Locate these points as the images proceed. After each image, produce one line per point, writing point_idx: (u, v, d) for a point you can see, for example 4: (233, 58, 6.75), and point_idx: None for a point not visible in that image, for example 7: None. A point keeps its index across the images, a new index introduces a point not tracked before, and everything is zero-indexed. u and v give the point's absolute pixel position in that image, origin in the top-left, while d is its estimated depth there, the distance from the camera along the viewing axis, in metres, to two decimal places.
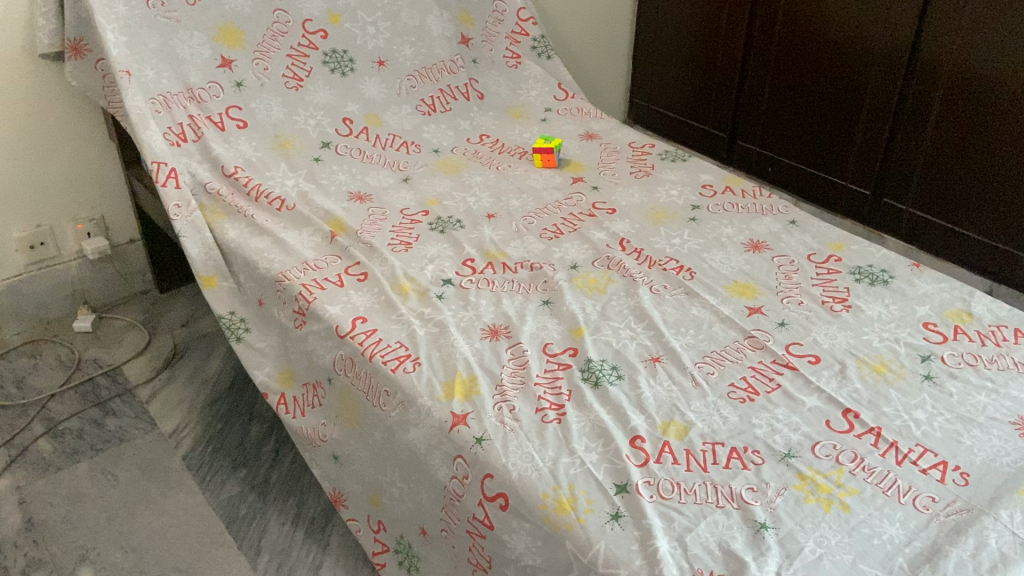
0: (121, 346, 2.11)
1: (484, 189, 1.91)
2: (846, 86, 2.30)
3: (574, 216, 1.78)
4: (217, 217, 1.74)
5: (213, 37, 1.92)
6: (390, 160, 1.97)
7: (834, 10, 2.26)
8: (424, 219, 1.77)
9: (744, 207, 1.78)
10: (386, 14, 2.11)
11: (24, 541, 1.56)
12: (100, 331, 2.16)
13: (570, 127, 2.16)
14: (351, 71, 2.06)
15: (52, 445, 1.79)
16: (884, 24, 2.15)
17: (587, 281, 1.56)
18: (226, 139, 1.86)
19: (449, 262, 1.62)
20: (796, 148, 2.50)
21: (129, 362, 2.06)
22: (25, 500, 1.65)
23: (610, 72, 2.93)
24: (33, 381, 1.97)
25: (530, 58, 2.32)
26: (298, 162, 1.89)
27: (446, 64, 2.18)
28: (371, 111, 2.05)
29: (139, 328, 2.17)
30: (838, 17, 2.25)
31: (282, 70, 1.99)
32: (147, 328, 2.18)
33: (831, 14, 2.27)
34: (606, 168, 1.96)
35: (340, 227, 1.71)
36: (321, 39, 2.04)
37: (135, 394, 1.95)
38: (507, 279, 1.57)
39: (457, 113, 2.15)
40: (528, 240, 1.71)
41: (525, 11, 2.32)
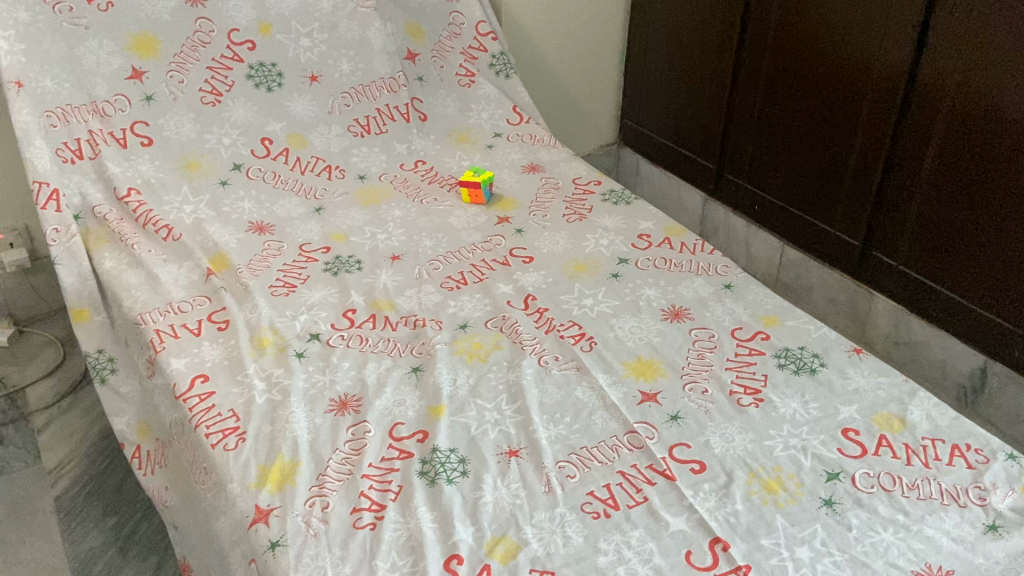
0: (33, 364, 2.02)
1: (400, 225, 1.74)
2: (834, 122, 2.04)
3: (485, 264, 1.61)
4: (99, 244, 1.62)
5: (124, 46, 1.79)
6: (307, 186, 1.83)
7: (823, 32, 1.99)
8: (322, 258, 1.62)
9: (676, 264, 1.58)
10: (322, 26, 1.96)
11: None
12: (18, 347, 2.07)
13: (515, 156, 1.97)
14: (279, 87, 1.92)
15: None
16: (874, 52, 1.88)
17: (471, 346, 1.38)
18: (127, 157, 1.74)
19: (328, 312, 1.47)
20: (782, 185, 2.25)
21: (35, 383, 1.96)
22: None
23: (596, 96, 2.73)
24: None
25: (487, 76, 2.15)
26: (202, 185, 1.76)
27: (387, 81, 2.01)
28: (295, 130, 1.91)
29: (57, 346, 2.07)
30: (828, 41, 1.99)
31: (200, 84, 1.85)
32: (65, 346, 2.08)
33: (819, 43, 2.01)
34: (540, 208, 1.77)
35: (223, 264, 1.56)
36: (247, 51, 1.90)
37: (30, 421, 1.86)
38: (382, 339, 1.40)
39: (395, 135, 1.99)
40: (425, 290, 1.54)
41: (484, 24, 2.14)
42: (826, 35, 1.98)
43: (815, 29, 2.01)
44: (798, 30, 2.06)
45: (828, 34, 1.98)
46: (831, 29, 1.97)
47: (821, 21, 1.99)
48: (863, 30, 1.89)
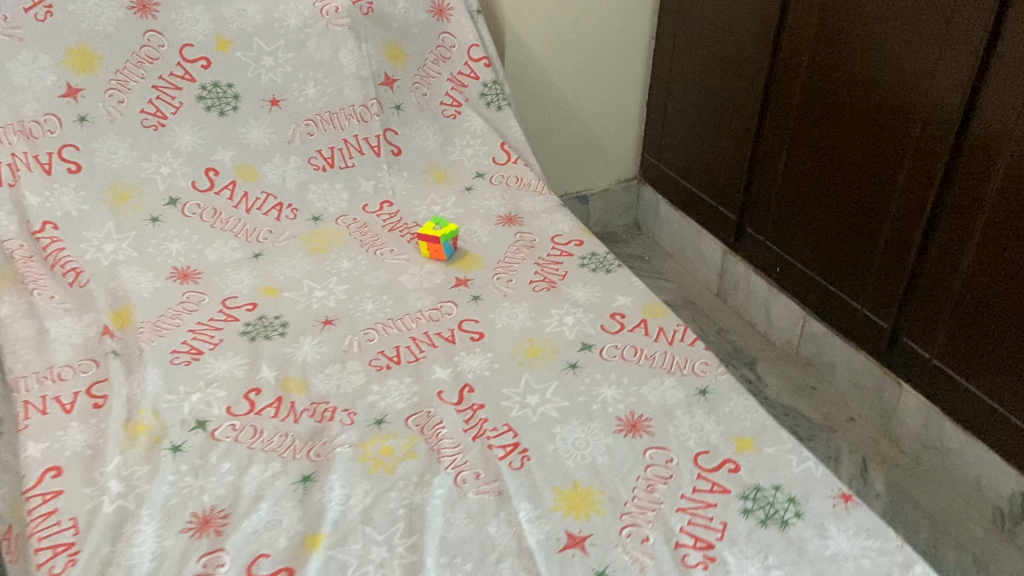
0: None
1: (343, 280, 1.53)
2: (869, 182, 1.73)
3: (425, 340, 1.38)
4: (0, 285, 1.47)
5: (60, 60, 1.63)
6: (251, 227, 1.64)
7: (862, 72, 1.69)
8: (243, 319, 1.43)
9: (648, 356, 1.33)
10: (289, 45, 1.77)
11: None
12: None
13: (494, 202, 1.74)
14: (233, 110, 1.74)
15: None
16: (919, 101, 1.57)
17: (378, 452, 1.16)
18: (49, 186, 1.58)
19: (227, 390, 1.27)
20: (808, 246, 1.95)
21: None
22: None
23: (612, 126, 2.42)
24: None
25: (477, 106, 1.91)
26: (130, 221, 1.59)
27: (356, 109, 1.80)
28: (245, 161, 1.72)
29: None
30: (866, 83, 1.68)
31: (142, 105, 1.68)
32: None
33: (857, 89, 1.70)
34: (506, 270, 1.54)
35: (125, 313, 1.40)
36: (200, 69, 1.72)
37: None
38: (280, 433, 1.19)
39: (362, 170, 1.78)
40: (349, 368, 1.33)
41: (477, 49, 1.91)
42: (865, 75, 1.68)
43: (853, 67, 1.70)
44: (834, 68, 1.75)
45: (867, 76, 1.67)
46: (871, 70, 1.66)
47: (861, 59, 1.68)
48: (905, 73, 1.58)
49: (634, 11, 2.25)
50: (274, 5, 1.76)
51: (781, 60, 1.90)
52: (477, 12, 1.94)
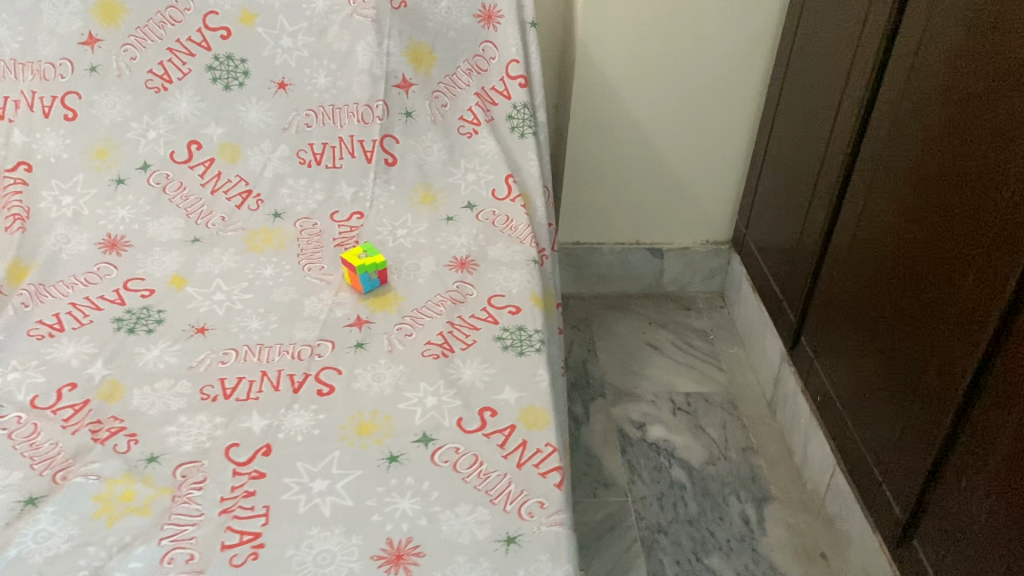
0: None
1: (252, 289, 1.42)
2: (914, 322, 1.26)
3: (271, 380, 1.23)
4: None
5: (88, 8, 1.65)
6: (206, 209, 1.58)
7: (929, 173, 1.22)
8: (129, 305, 1.37)
9: (482, 473, 1.08)
10: (311, 28, 1.67)
11: None
12: None
13: (461, 241, 1.53)
14: (238, 87, 1.68)
15: None
16: (977, 224, 1.10)
17: (116, 496, 1.04)
18: (41, 128, 1.62)
19: (49, 377, 1.21)
20: (854, 379, 1.48)
21: None
22: None
23: (700, 171, 2.07)
24: None
25: (499, 128, 1.69)
26: (98, 178, 1.60)
27: (358, 109, 1.66)
28: (230, 140, 1.65)
29: None
30: (931, 189, 1.21)
31: (152, 66, 1.67)
32: None
33: (921, 194, 1.24)
34: (412, 323, 1.33)
35: (21, 267, 1.42)
36: (219, 39, 1.68)
37: None
38: (54, 439, 1.11)
39: (347, 174, 1.64)
40: (176, 387, 1.22)
41: (517, 65, 1.69)
42: (937, 173, 1.20)
43: (923, 164, 1.24)
44: (905, 159, 1.30)
45: (935, 173, 1.20)
46: (939, 167, 1.20)
47: (931, 152, 1.22)
48: (970, 183, 1.12)
49: (740, 41, 1.86)
50: None
51: (869, 132, 1.44)
52: (531, 23, 1.71)
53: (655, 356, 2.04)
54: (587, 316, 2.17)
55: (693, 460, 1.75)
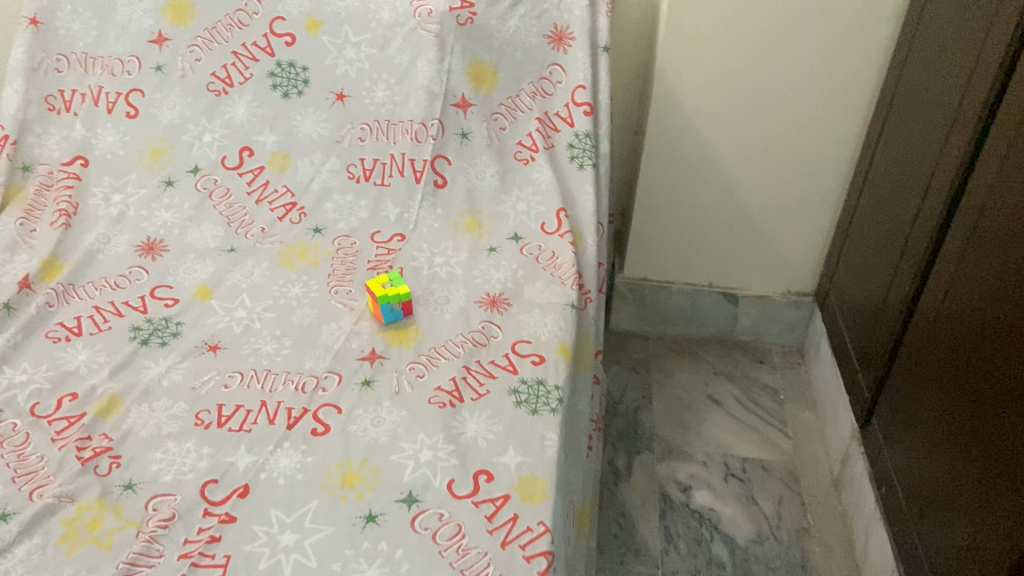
0: None
1: (274, 309, 1.37)
2: (993, 423, 1.09)
3: (268, 412, 1.17)
4: (13, 203, 1.57)
5: (160, 7, 1.66)
6: (248, 218, 1.55)
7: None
8: (150, 314, 1.35)
9: (461, 549, 0.98)
10: (374, 40, 1.61)
11: None
12: None
13: (498, 277, 1.42)
14: (297, 95, 1.63)
15: None
16: None
17: (83, 524, 1.00)
18: (105, 124, 1.64)
19: (54, 384, 1.20)
20: (922, 472, 1.31)
21: None
22: None
23: (784, 215, 1.89)
24: None
25: (558, 157, 1.58)
26: (149, 179, 1.59)
27: (412, 126, 1.58)
28: (281, 149, 1.62)
29: None
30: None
31: (216, 68, 1.65)
32: None
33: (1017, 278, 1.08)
34: (426, 364, 1.24)
35: (55, 264, 1.42)
36: (283, 45, 1.64)
37: None
38: (39, 451, 1.08)
39: (394, 194, 1.57)
40: (173, 408, 1.18)
41: (583, 91, 1.58)
42: None
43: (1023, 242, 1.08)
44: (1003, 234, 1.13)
45: None
46: None
47: None
48: None
49: (839, 77, 1.68)
50: None
51: (970, 197, 1.26)
52: (603, 48, 1.60)
53: (714, 412, 1.88)
54: (647, 359, 2.03)
55: (738, 536, 1.59)
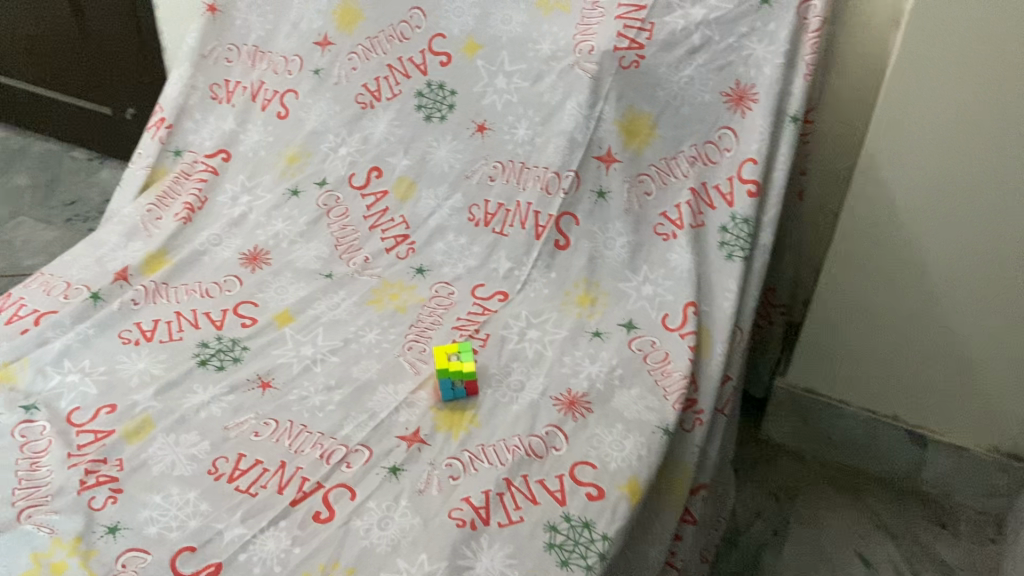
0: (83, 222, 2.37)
1: (340, 353, 1.26)
2: None
3: (281, 476, 1.06)
4: (153, 186, 1.59)
5: (330, 9, 1.59)
6: (356, 243, 1.44)
7: None
8: (223, 331, 1.28)
9: None
10: (529, 71, 1.44)
11: None
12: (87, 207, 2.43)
13: (589, 372, 1.21)
14: (438, 120, 1.50)
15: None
16: None
17: (48, 564, 0.93)
18: (255, 121, 1.61)
19: (99, 392, 1.16)
20: None
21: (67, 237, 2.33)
22: None
23: (1007, 360, 1.46)
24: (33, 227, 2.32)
25: (705, 240, 1.33)
26: (278, 184, 1.54)
27: (545, 175, 1.41)
28: (409, 175, 1.49)
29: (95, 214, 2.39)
30: None
31: (369, 79, 1.56)
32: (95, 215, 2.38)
33: None
34: (466, 463, 1.07)
35: (160, 257, 1.40)
36: (437, 65, 1.51)
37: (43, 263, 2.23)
38: (51, 465, 1.05)
39: (510, 245, 1.40)
40: (195, 447, 1.10)
41: (751, 166, 1.30)
42: None
43: None
44: None
45: None
46: None
47: None
48: None
49: None
50: (539, 22, 1.44)
51: None
52: (791, 117, 1.29)
53: None
54: (794, 486, 1.68)
55: None
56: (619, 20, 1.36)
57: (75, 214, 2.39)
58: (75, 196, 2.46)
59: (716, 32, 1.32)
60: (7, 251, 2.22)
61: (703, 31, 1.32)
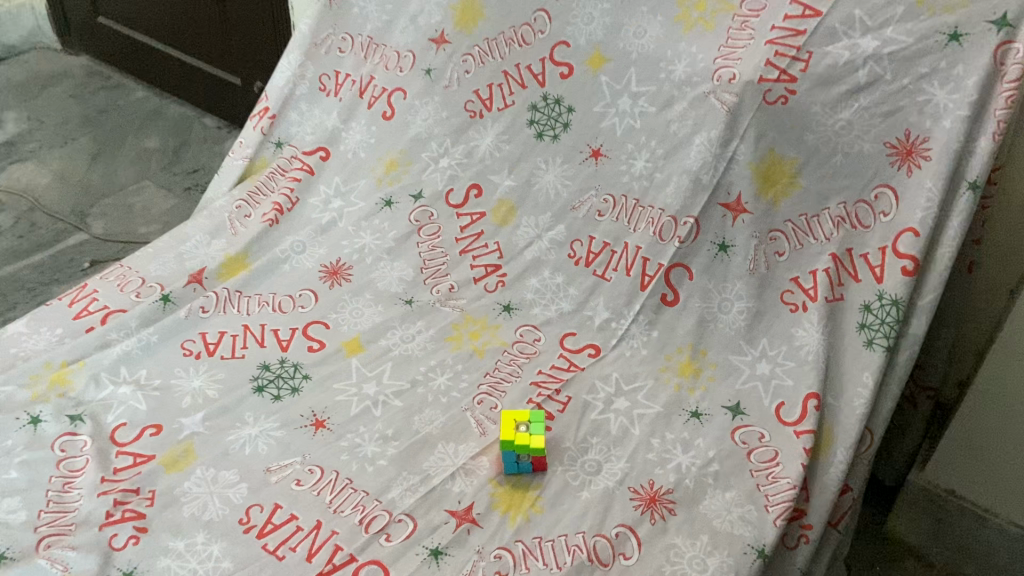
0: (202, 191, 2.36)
1: (404, 396, 1.13)
2: None
3: (313, 540, 0.95)
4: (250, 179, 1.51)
5: (450, 3, 1.43)
6: (443, 269, 1.32)
7: None
8: (287, 353, 1.19)
9: None
10: (658, 95, 1.26)
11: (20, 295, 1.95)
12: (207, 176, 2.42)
13: (679, 463, 1.04)
14: (550, 139, 1.35)
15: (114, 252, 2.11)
16: None
17: None
18: (359, 119, 1.51)
19: (148, 409, 1.09)
20: None
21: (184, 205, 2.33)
22: (69, 274, 2.03)
23: None
24: (155, 192, 2.34)
25: (842, 318, 1.11)
26: (373, 192, 1.43)
27: (660, 218, 1.23)
28: (510, 199, 1.35)
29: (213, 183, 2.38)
30: None
31: (482, 86, 1.42)
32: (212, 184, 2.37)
33: None
34: (517, 557, 0.93)
35: (240, 260, 1.33)
36: (556, 76, 1.35)
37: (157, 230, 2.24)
38: (82, 489, 0.98)
39: (611, 292, 1.24)
40: (231, 489, 1.01)
41: (910, 238, 1.07)
42: None
43: None
44: None
45: None
46: None
47: None
48: None
49: None
50: (677, 38, 1.24)
51: None
52: (971, 182, 1.04)
53: None
54: None
55: None
56: (769, 46, 1.15)
57: (195, 183, 2.39)
58: (198, 164, 2.46)
59: (887, 69, 1.09)
60: (126, 216, 2.24)
61: (872, 66, 1.09)
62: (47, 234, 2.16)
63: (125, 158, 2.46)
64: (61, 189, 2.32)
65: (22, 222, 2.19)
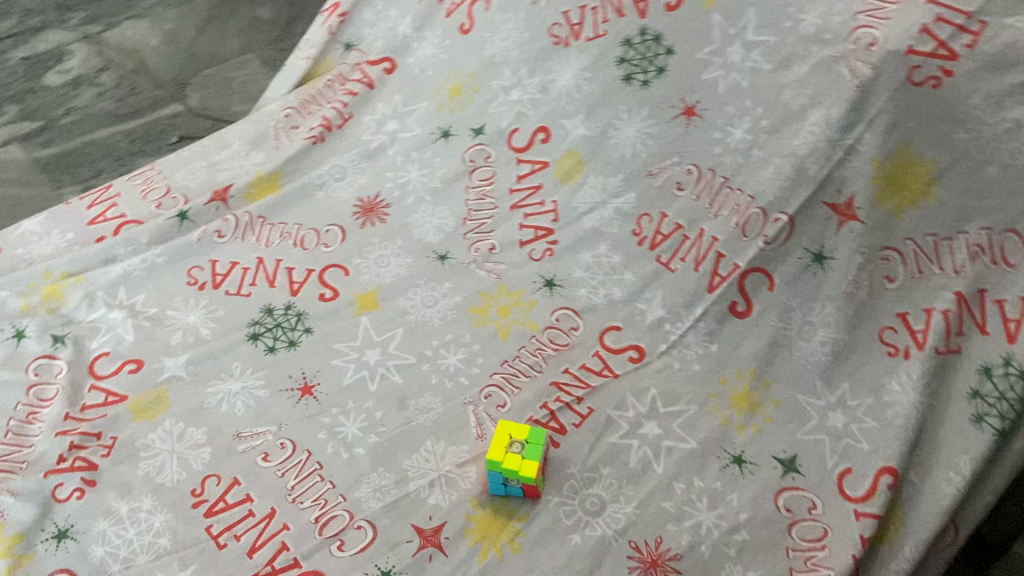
0: None
1: (405, 373, 0.99)
2: None
3: (261, 531, 0.85)
4: (309, 83, 1.36)
5: None
6: (488, 223, 1.14)
7: None
8: (294, 299, 1.07)
9: None
10: (777, 50, 1.00)
11: (102, 164, 1.93)
12: None
13: (698, 522, 0.85)
14: (639, 85, 1.11)
15: (199, 129, 2.04)
16: None
17: None
18: (433, 28, 1.31)
19: (133, 342, 1.01)
20: None
21: None
22: (151, 148, 1.98)
23: None
24: (254, 67, 2.23)
25: (951, 378, 0.88)
26: (431, 119, 1.24)
27: (747, 207, 1.01)
28: (579, 151, 1.13)
29: None
30: None
31: (573, 7, 1.17)
32: None
33: None
34: None
35: (272, 180, 1.20)
36: (661, 8, 1.10)
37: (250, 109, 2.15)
38: (43, 424, 0.92)
39: (672, 287, 1.03)
40: (194, 452, 0.92)
41: None
42: None
43: None
44: None
45: None
46: None
47: None
48: None
49: None
50: None
51: None
52: None
53: None
54: None
55: None
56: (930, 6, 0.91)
57: None
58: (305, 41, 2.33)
59: None
60: (223, 91, 2.15)
61: None
62: (145, 101, 2.11)
63: (235, 26, 2.37)
64: (168, 53, 2.26)
65: (124, 84, 2.16)
